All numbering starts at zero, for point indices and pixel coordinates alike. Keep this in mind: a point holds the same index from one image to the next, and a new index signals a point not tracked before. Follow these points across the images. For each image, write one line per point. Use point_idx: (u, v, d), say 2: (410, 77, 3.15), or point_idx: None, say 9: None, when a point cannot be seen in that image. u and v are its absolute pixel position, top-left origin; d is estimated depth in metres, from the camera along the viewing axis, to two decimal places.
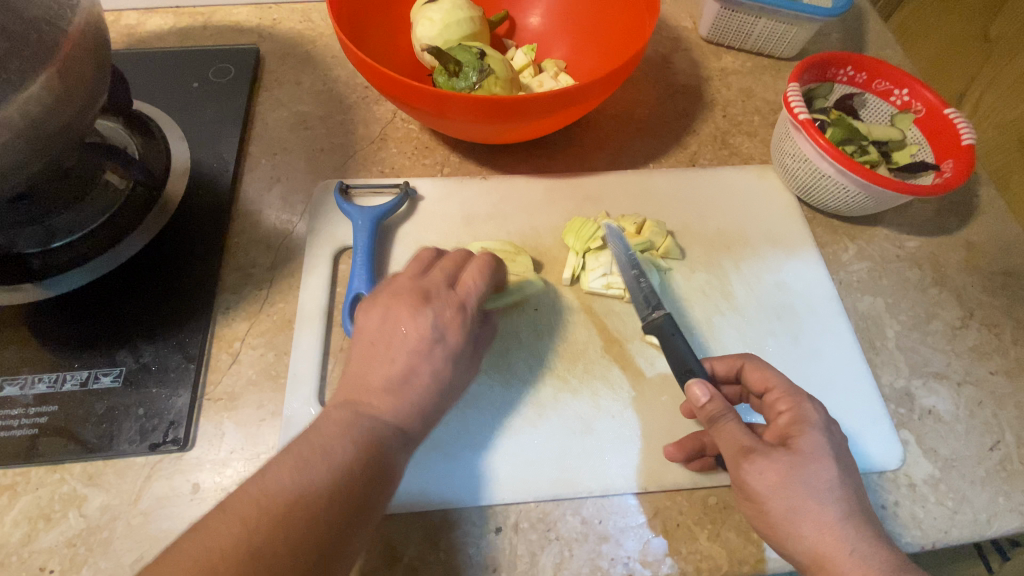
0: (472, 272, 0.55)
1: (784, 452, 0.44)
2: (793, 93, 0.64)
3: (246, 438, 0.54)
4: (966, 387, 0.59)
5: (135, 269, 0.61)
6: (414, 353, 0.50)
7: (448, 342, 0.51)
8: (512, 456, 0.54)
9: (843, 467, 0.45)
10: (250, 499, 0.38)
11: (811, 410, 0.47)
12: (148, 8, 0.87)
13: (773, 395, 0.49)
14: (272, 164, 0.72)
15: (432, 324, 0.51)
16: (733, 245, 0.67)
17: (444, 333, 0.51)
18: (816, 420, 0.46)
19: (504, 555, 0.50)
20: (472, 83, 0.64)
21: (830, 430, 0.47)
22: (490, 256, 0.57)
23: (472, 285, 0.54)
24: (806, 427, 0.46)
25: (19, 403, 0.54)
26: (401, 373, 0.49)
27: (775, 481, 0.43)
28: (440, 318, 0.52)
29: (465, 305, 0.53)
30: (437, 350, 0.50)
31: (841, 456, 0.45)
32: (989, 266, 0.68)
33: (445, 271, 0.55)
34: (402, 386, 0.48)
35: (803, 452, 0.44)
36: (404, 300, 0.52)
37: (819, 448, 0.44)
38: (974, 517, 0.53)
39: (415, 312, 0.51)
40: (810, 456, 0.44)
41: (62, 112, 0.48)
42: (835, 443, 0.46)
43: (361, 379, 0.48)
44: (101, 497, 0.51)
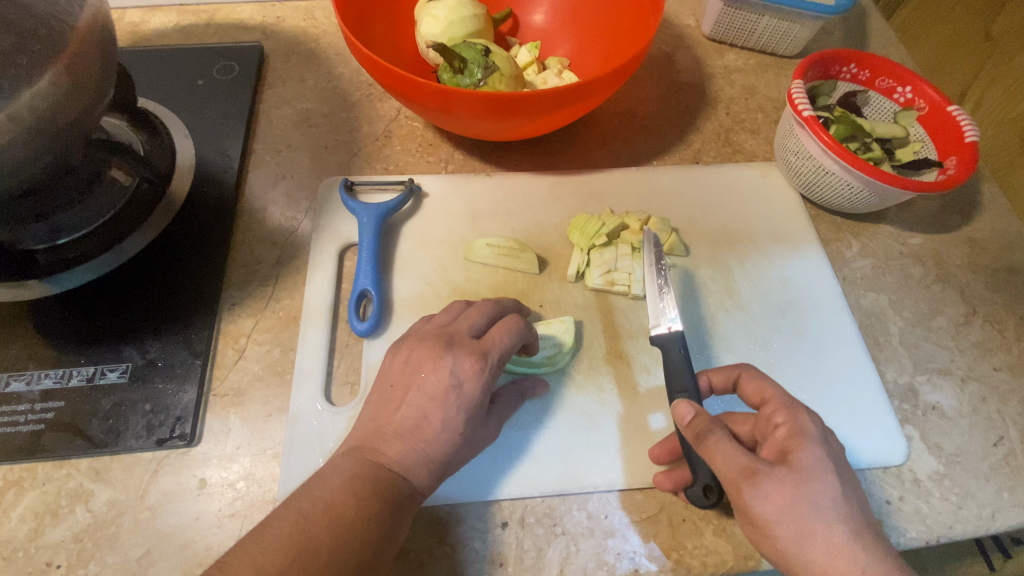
0: (499, 327, 0.52)
1: (786, 472, 0.43)
2: (797, 91, 0.64)
3: (252, 433, 0.54)
4: (970, 383, 0.59)
5: (140, 265, 0.61)
6: (430, 403, 0.48)
7: (467, 392, 0.49)
8: (519, 452, 0.55)
9: (846, 483, 0.43)
10: (273, 538, 0.40)
11: (808, 423, 0.46)
12: (152, 6, 0.87)
13: (769, 407, 0.48)
14: (276, 161, 0.72)
15: (450, 375, 0.49)
16: (737, 242, 0.68)
17: (464, 383, 0.49)
18: (815, 434, 0.45)
19: (510, 550, 0.50)
20: (476, 80, 0.64)
21: (831, 444, 0.45)
22: (521, 319, 0.54)
23: (497, 340, 0.51)
24: (806, 441, 0.44)
25: (25, 399, 0.54)
26: (415, 422, 0.48)
27: (782, 504, 0.41)
28: (460, 370, 0.49)
29: (487, 354, 0.50)
30: (451, 398, 0.48)
31: (843, 471, 0.44)
32: (992, 262, 0.68)
33: (472, 322, 0.54)
34: (417, 436, 0.47)
35: (804, 469, 0.43)
36: (426, 351, 0.51)
37: (821, 464, 0.43)
38: (978, 512, 0.53)
39: (435, 365, 0.49)
40: (812, 473, 0.43)
41: (70, 108, 0.49)
42: (836, 458, 0.45)
43: (382, 424, 0.49)
44: (108, 492, 0.51)
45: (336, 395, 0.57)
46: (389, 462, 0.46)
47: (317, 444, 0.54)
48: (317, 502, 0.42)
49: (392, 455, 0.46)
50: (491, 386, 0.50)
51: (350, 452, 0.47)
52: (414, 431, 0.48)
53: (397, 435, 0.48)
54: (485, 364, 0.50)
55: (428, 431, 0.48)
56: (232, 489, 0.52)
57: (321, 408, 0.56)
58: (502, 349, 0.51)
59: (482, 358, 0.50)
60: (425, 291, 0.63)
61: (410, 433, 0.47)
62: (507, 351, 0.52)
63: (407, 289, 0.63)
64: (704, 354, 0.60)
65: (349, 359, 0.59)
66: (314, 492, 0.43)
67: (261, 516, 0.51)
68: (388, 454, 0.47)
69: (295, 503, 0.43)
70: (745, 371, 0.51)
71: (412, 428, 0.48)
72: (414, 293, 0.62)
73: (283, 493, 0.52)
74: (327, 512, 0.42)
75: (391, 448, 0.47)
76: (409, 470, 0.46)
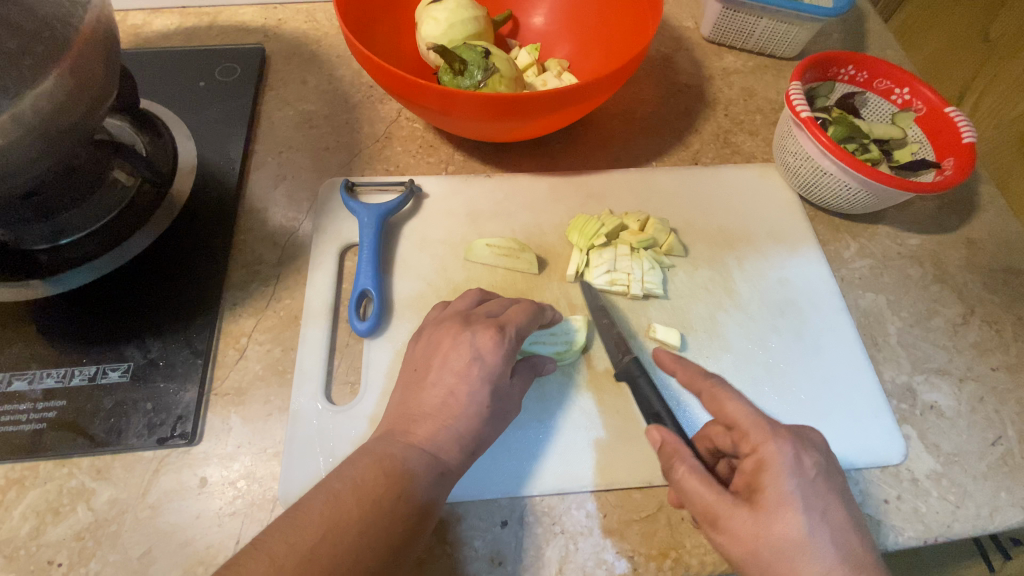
0: (516, 310, 0.54)
1: (747, 512, 0.42)
2: (795, 92, 0.65)
3: (253, 432, 0.55)
4: (968, 383, 0.60)
5: (142, 265, 0.61)
6: (454, 379, 0.49)
7: (489, 363, 0.50)
8: (519, 450, 0.55)
9: (817, 517, 0.42)
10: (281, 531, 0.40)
11: (776, 455, 0.44)
12: (155, 8, 0.87)
13: (740, 434, 0.46)
14: (278, 162, 0.73)
15: (470, 349, 0.50)
16: (735, 242, 0.68)
17: (485, 355, 0.50)
18: (784, 467, 0.43)
19: (510, 549, 0.50)
20: (477, 81, 0.64)
21: (804, 475, 0.44)
22: (534, 304, 0.56)
23: (514, 316, 0.53)
24: (772, 476, 0.43)
25: (27, 398, 0.54)
26: (442, 399, 0.49)
27: (744, 546, 0.42)
28: (479, 344, 0.50)
29: (504, 328, 0.51)
30: (474, 370, 0.49)
31: (815, 505, 0.43)
32: (990, 263, 0.68)
33: (490, 309, 0.55)
34: (445, 412, 0.48)
35: (766, 508, 0.42)
36: (446, 329, 0.52)
37: (786, 501, 0.42)
38: (976, 511, 0.53)
39: (455, 341, 0.51)
40: (776, 512, 0.42)
41: (73, 109, 0.49)
42: (808, 491, 0.43)
43: (409, 406, 0.50)
44: (110, 491, 0.51)
45: (336, 394, 0.58)
46: (419, 440, 0.47)
47: (318, 444, 0.54)
48: (346, 481, 0.43)
49: (422, 434, 0.47)
50: (512, 358, 0.51)
51: (382, 436, 0.47)
52: (442, 408, 0.49)
53: (426, 415, 0.48)
54: (503, 336, 0.51)
55: (457, 405, 0.49)
56: (233, 487, 0.52)
57: (321, 407, 0.56)
58: (520, 324, 0.53)
59: (500, 331, 0.51)
60: (425, 291, 0.63)
61: (439, 410, 0.48)
62: (526, 325, 0.53)
63: (408, 289, 0.63)
64: (703, 354, 0.60)
65: (349, 358, 0.60)
66: (343, 472, 0.43)
67: (262, 514, 0.51)
68: (417, 433, 0.47)
69: (328, 482, 0.43)
70: (712, 390, 0.49)
71: (439, 405, 0.49)
72: (414, 293, 0.63)
73: (283, 492, 0.52)
74: (356, 490, 0.42)
75: (420, 427, 0.48)
76: (440, 449, 0.47)
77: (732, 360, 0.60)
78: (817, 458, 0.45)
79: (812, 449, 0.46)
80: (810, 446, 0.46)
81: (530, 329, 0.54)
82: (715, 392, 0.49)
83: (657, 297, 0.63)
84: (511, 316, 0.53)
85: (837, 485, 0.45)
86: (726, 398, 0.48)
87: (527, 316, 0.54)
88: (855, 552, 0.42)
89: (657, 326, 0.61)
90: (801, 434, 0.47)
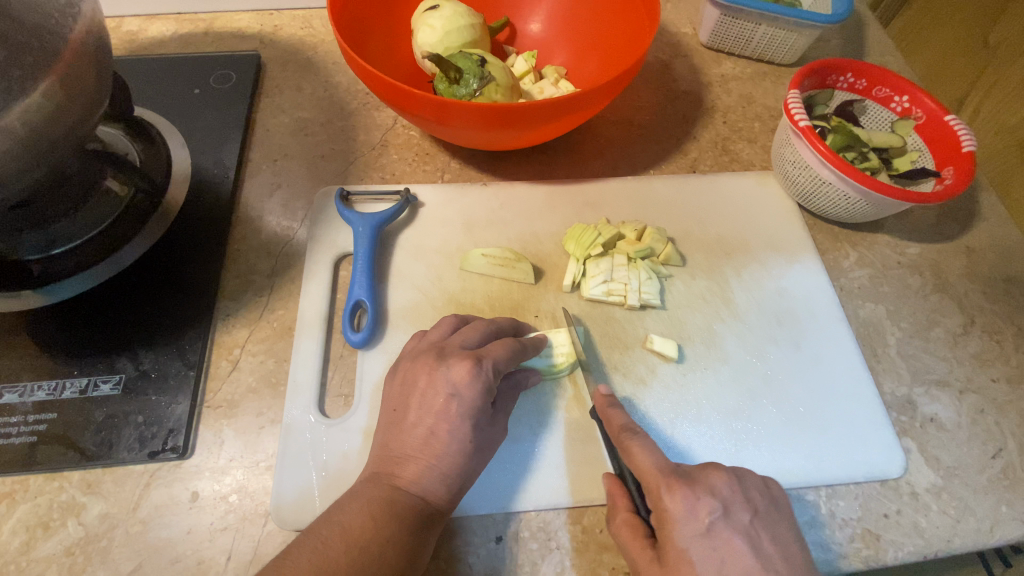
0: (497, 349, 0.52)
1: (657, 568, 0.44)
2: (794, 100, 0.64)
3: (245, 446, 0.54)
4: (968, 395, 0.59)
5: (135, 276, 0.61)
6: (434, 418, 0.49)
7: (467, 399, 0.49)
8: (520, 466, 0.54)
9: (715, 568, 0.43)
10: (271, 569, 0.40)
11: (669, 511, 0.44)
12: (151, 14, 0.87)
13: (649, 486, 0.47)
14: (273, 170, 0.72)
15: (446, 385, 0.49)
16: (734, 252, 0.67)
17: (462, 390, 0.49)
18: (677, 523, 0.44)
19: (504, 565, 0.50)
20: (472, 90, 0.64)
21: (700, 527, 0.44)
22: (513, 342, 0.54)
23: (495, 351, 0.52)
24: (669, 532, 0.44)
25: (18, 411, 0.53)
26: (423, 439, 0.49)
27: None
28: (455, 378, 0.50)
29: (482, 361, 0.50)
30: (453, 408, 0.49)
31: (712, 557, 0.43)
32: (990, 272, 0.67)
33: (468, 338, 0.54)
34: (427, 452, 0.48)
35: (671, 563, 0.44)
36: (422, 363, 0.52)
37: (682, 556, 0.43)
38: (977, 525, 0.52)
39: (432, 377, 0.50)
40: (677, 568, 0.43)
41: (63, 121, 0.48)
42: (704, 543, 0.44)
43: (391, 446, 0.50)
44: (101, 505, 0.51)
45: (329, 406, 0.57)
46: (405, 483, 0.47)
47: (311, 458, 0.53)
48: (335, 528, 0.44)
49: (408, 476, 0.47)
50: (491, 391, 0.50)
51: (369, 478, 0.48)
52: (424, 448, 0.48)
53: (409, 455, 0.49)
54: (480, 368, 0.50)
55: (438, 445, 0.48)
56: (225, 502, 0.51)
57: (315, 420, 0.55)
58: (499, 357, 0.52)
59: (476, 363, 0.50)
60: (420, 301, 0.62)
61: (421, 452, 0.48)
62: (505, 358, 0.52)
63: (403, 299, 0.62)
64: (700, 365, 0.60)
65: (343, 370, 0.59)
66: (332, 517, 0.45)
67: (254, 529, 0.50)
68: (403, 476, 0.48)
69: (317, 528, 0.44)
70: (621, 441, 0.49)
71: (421, 445, 0.49)
72: (409, 303, 0.62)
73: (275, 507, 0.51)
74: (345, 535, 0.43)
75: (406, 469, 0.48)
76: (427, 491, 0.47)
77: (729, 372, 0.60)
78: (713, 505, 0.45)
79: (709, 493, 0.45)
80: (706, 492, 0.45)
81: (510, 361, 0.52)
82: (626, 443, 0.49)
83: (654, 307, 0.63)
84: (490, 348, 0.52)
85: (743, 526, 0.45)
86: (634, 448, 0.48)
87: (505, 347, 0.53)
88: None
89: (653, 338, 0.60)
90: (697, 480, 0.47)
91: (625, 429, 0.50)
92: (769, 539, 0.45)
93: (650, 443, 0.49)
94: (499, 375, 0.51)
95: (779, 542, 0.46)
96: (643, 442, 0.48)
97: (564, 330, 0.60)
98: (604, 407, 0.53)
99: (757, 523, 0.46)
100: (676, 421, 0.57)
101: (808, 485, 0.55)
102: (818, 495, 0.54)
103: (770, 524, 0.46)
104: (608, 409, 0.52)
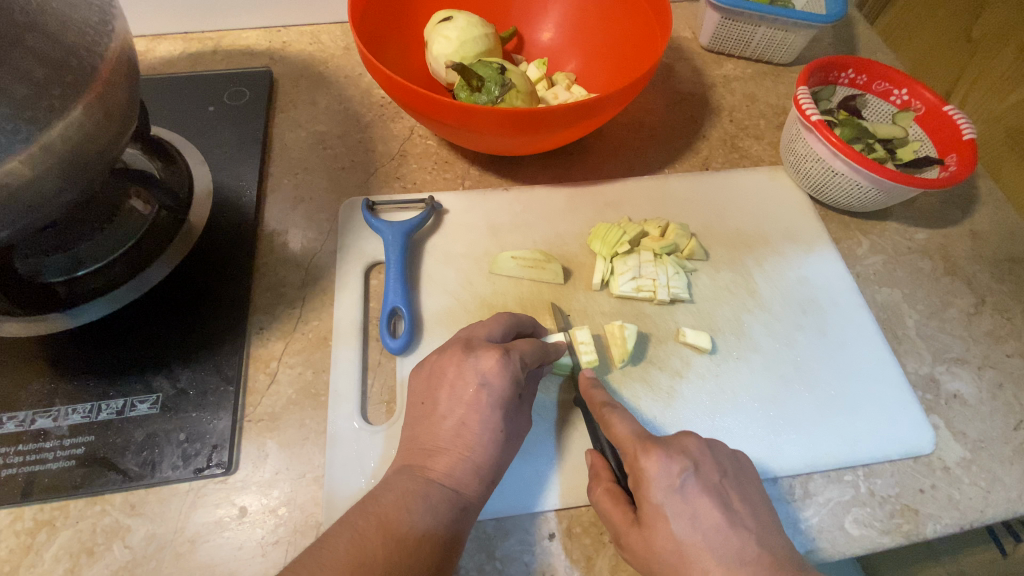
0: (522, 347, 0.52)
1: (637, 530, 0.46)
2: (803, 96, 0.67)
3: (290, 458, 0.54)
4: (986, 370, 0.61)
5: (162, 293, 0.60)
6: (464, 409, 0.50)
7: (496, 387, 0.50)
8: (567, 459, 0.55)
9: (689, 523, 0.45)
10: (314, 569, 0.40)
11: (645, 471, 0.46)
12: (158, 35, 0.87)
13: (628, 455, 0.48)
14: (294, 183, 0.72)
15: (475, 375, 0.50)
16: (754, 245, 0.69)
17: (491, 379, 0.50)
18: (653, 480, 0.46)
19: (560, 561, 0.50)
20: (494, 97, 0.65)
21: (672, 485, 0.46)
22: (541, 341, 0.55)
23: (522, 345, 0.52)
24: (645, 491, 0.46)
25: (53, 436, 0.52)
26: (455, 430, 0.49)
27: (643, 559, 0.46)
28: (484, 368, 0.50)
29: (509, 352, 0.51)
30: (483, 397, 0.49)
31: (686, 512, 0.45)
32: (995, 254, 0.70)
33: (493, 330, 0.54)
34: (460, 444, 0.49)
35: (648, 522, 0.45)
36: (449, 356, 0.52)
37: (658, 512, 0.45)
38: (1007, 495, 0.54)
39: (460, 368, 0.51)
40: (654, 525, 0.45)
41: (99, 140, 0.48)
42: (677, 499, 0.45)
43: (422, 439, 0.50)
44: (146, 527, 0.50)
45: (372, 413, 0.57)
46: (438, 475, 0.47)
47: (358, 464, 0.54)
48: (372, 518, 0.43)
49: (440, 468, 0.48)
50: (519, 381, 0.51)
51: (399, 471, 0.48)
52: (456, 439, 0.49)
53: (440, 448, 0.49)
54: (508, 358, 0.50)
55: (470, 436, 0.49)
56: (274, 515, 0.51)
57: (358, 427, 0.55)
58: (526, 350, 0.52)
59: (504, 353, 0.51)
60: (454, 306, 0.63)
61: (454, 443, 0.49)
62: (532, 352, 0.52)
63: (436, 305, 0.63)
64: (732, 356, 0.61)
65: (382, 377, 0.59)
66: (369, 507, 0.44)
67: (307, 541, 0.50)
68: (435, 467, 0.48)
69: (353, 518, 0.44)
70: (601, 415, 0.50)
71: (453, 436, 0.49)
72: (442, 308, 0.63)
73: (327, 515, 0.51)
74: (382, 525, 0.43)
75: (438, 461, 0.48)
76: (459, 483, 0.47)
77: (760, 360, 0.61)
78: (686, 464, 0.47)
79: (682, 454, 0.47)
80: (678, 452, 0.47)
81: (536, 356, 0.53)
82: (606, 415, 0.50)
83: (682, 300, 0.64)
84: (517, 342, 0.53)
85: (714, 485, 0.47)
86: (613, 419, 0.50)
87: (530, 342, 0.53)
88: (734, 549, 0.44)
89: (686, 330, 0.62)
90: (670, 443, 0.48)
91: (607, 404, 0.51)
92: (738, 497, 0.48)
93: (628, 415, 0.50)
94: (526, 368, 0.52)
95: (747, 498, 0.48)
96: (622, 414, 0.50)
97: (627, 325, 0.60)
98: (587, 388, 0.54)
99: (726, 482, 0.48)
100: (715, 410, 0.58)
101: (846, 465, 0.56)
102: (856, 474, 0.56)
103: (738, 484, 0.49)
104: (592, 389, 0.53)
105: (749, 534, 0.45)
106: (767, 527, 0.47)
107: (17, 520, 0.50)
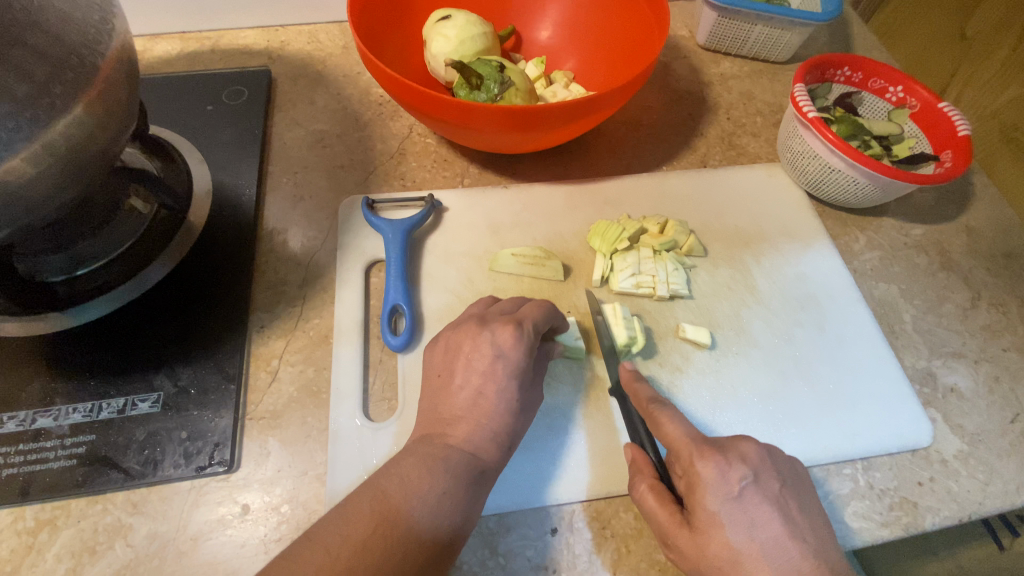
0: (532, 312, 0.54)
1: (688, 533, 0.45)
2: (800, 93, 0.67)
3: (292, 455, 0.54)
4: (983, 364, 0.62)
5: (162, 293, 0.60)
6: (480, 379, 0.51)
7: (512, 359, 0.51)
8: (569, 454, 0.55)
9: (746, 532, 0.44)
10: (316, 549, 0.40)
11: (701, 477, 0.46)
12: (155, 34, 0.87)
13: (684, 459, 0.47)
14: (294, 182, 0.72)
15: (491, 347, 0.51)
16: (752, 242, 0.70)
17: (507, 352, 0.51)
18: (709, 487, 0.45)
19: (562, 556, 0.50)
20: (493, 95, 0.66)
21: (730, 491, 0.45)
22: (549, 302, 0.56)
23: (530, 314, 0.54)
24: (700, 497, 0.45)
25: (54, 435, 0.52)
26: (471, 400, 0.50)
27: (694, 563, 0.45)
28: (500, 341, 0.51)
29: (522, 324, 0.52)
30: (498, 368, 0.51)
31: (743, 520, 0.44)
32: (990, 249, 0.71)
33: (504, 308, 0.56)
34: (476, 412, 0.50)
35: (701, 526, 0.45)
36: (465, 330, 0.53)
37: (713, 519, 0.44)
38: (1004, 487, 0.55)
39: (476, 340, 0.52)
40: (708, 531, 0.44)
41: (99, 138, 0.48)
42: (734, 507, 0.45)
43: (440, 410, 0.51)
44: (148, 525, 0.50)
45: (374, 411, 0.57)
46: (457, 441, 0.48)
47: (360, 461, 0.54)
48: (393, 479, 0.44)
49: (459, 435, 0.49)
50: (533, 351, 0.52)
51: (420, 439, 0.49)
52: (473, 408, 0.50)
53: (458, 416, 0.50)
54: (522, 331, 0.52)
55: (487, 405, 0.50)
56: (276, 513, 0.51)
57: (360, 424, 0.56)
58: (537, 318, 0.53)
59: (518, 326, 0.52)
60: (454, 303, 0.63)
61: (470, 412, 0.50)
62: (542, 319, 0.54)
63: (436, 302, 0.63)
64: (731, 351, 0.62)
65: (384, 375, 0.59)
66: (389, 471, 0.46)
67: None
68: (455, 434, 0.49)
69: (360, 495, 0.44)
70: (650, 412, 0.51)
71: (470, 406, 0.50)
72: (442, 305, 0.63)
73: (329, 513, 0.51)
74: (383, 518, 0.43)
75: (458, 428, 0.49)
76: (478, 448, 0.48)
77: (760, 355, 0.62)
78: (745, 471, 0.46)
79: (740, 461, 0.47)
80: (737, 458, 0.47)
81: (546, 322, 0.54)
82: (655, 413, 0.51)
83: (682, 297, 0.65)
84: (527, 311, 0.54)
85: (773, 493, 0.46)
86: (663, 419, 0.50)
87: (539, 308, 0.55)
88: (790, 560, 0.43)
89: (685, 326, 0.62)
90: (727, 447, 0.48)
91: (653, 400, 0.51)
92: (797, 507, 0.47)
93: (678, 415, 0.50)
94: (539, 336, 0.53)
95: (805, 510, 0.47)
96: (672, 413, 0.50)
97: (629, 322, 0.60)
98: (632, 381, 0.54)
99: (785, 491, 0.47)
100: (714, 405, 0.58)
101: (844, 459, 0.56)
102: (855, 467, 0.56)
103: (796, 494, 0.48)
104: (634, 383, 0.54)
105: (806, 548, 0.44)
106: (826, 545, 0.45)
107: (18, 519, 0.49)
